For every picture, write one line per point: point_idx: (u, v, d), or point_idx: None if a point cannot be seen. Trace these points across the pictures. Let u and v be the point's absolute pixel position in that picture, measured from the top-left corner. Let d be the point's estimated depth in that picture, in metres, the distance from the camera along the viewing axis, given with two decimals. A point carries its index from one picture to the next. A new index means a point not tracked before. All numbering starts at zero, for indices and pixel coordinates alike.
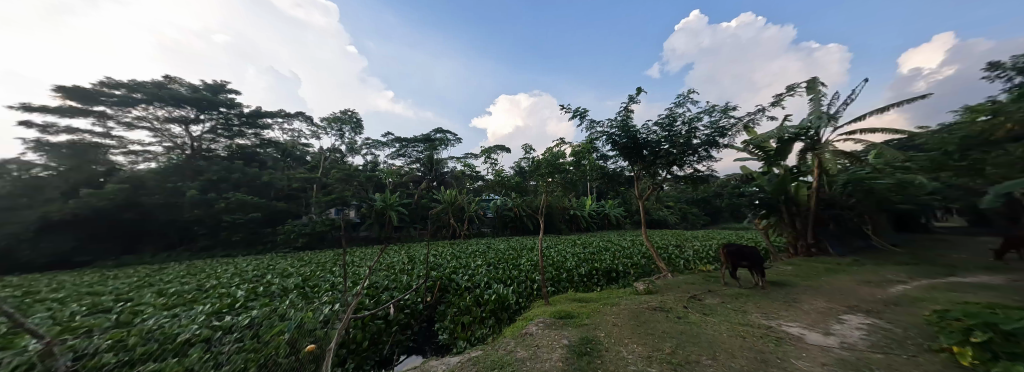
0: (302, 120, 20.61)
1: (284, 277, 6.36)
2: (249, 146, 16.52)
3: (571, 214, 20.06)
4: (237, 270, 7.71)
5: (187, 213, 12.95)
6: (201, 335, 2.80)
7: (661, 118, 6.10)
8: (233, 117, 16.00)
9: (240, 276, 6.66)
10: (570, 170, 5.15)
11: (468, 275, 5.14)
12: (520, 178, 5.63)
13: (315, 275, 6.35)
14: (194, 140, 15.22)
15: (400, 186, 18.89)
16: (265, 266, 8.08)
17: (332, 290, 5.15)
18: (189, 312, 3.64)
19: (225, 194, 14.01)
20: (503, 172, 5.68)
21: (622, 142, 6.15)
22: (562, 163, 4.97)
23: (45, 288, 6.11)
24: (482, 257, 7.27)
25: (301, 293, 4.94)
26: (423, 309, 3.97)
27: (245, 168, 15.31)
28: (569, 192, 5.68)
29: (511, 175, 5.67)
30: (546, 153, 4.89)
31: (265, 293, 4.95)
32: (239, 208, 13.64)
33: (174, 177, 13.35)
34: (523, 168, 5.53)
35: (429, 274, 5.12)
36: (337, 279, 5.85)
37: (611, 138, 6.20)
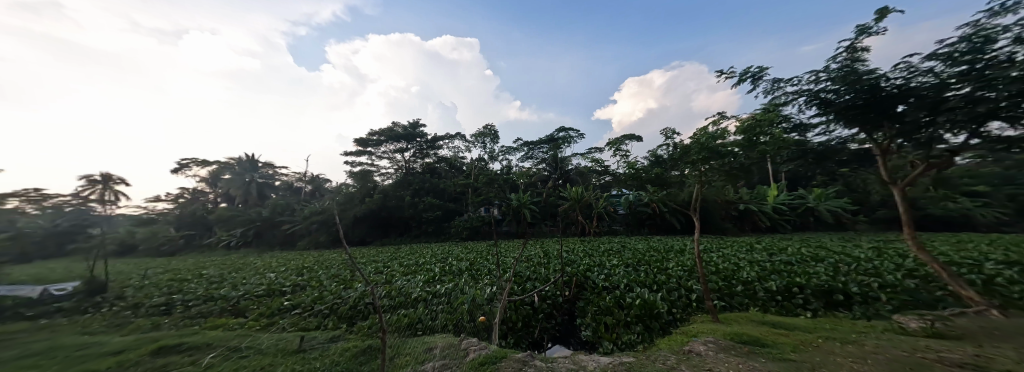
0: (460, 139, 25.74)
1: (457, 260, 8.20)
2: (433, 163, 21.81)
3: (738, 208, 15.79)
4: (432, 253, 10.55)
5: (402, 212, 18.55)
6: (419, 299, 4.78)
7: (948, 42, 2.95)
8: (421, 144, 21.86)
9: (434, 257, 9.16)
10: (736, 154, 3.94)
11: (604, 274, 4.91)
12: (659, 169, 4.87)
13: (476, 260, 7.86)
14: (406, 162, 21.67)
15: (531, 186, 20.29)
16: (446, 251, 10.63)
17: (490, 275, 6.15)
18: (414, 280, 5.94)
19: (421, 198, 19.30)
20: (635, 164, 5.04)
21: (840, 100, 3.62)
22: (724, 145, 3.87)
23: (350, 258, 10.41)
24: (617, 257, 6.83)
25: (471, 275, 6.23)
26: (563, 302, 4.03)
27: (428, 179, 20.54)
28: (736, 182, 4.50)
29: (647, 167, 4.95)
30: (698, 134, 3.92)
31: (450, 271, 6.73)
32: (429, 208, 18.52)
33: (398, 188, 19.42)
34: (660, 158, 4.80)
35: (565, 269, 5.25)
36: (493, 266, 6.99)
37: (812, 98, 3.87)
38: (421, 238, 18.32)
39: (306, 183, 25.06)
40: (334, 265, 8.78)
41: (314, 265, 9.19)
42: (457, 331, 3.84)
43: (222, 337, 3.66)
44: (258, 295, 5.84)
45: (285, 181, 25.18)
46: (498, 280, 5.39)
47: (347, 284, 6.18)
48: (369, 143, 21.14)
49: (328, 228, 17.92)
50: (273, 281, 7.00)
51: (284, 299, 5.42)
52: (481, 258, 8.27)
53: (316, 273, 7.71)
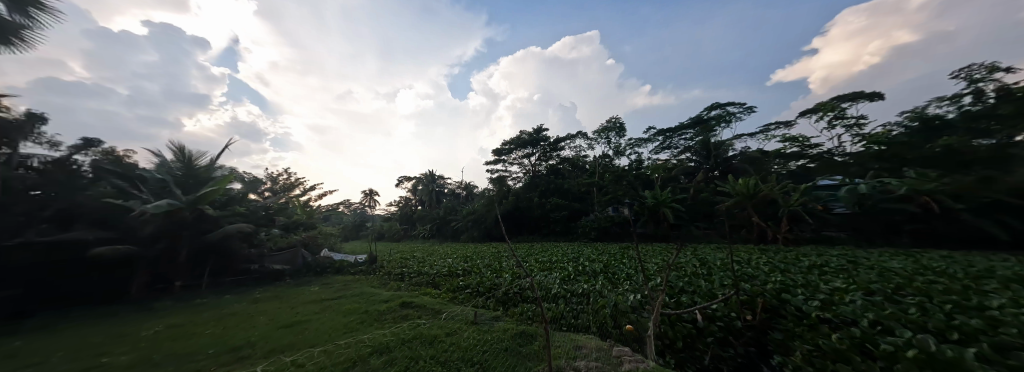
0: (582, 136, 25.25)
1: (590, 261, 7.89)
2: (557, 164, 22.34)
3: None
4: (563, 251, 10.71)
5: (532, 212, 19.81)
6: (559, 294, 5.00)
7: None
8: (546, 147, 22.81)
9: (566, 256, 9.26)
10: None
11: (815, 294, 3.11)
12: None
13: (611, 262, 7.26)
14: (533, 165, 23.09)
15: (672, 180, 17.13)
16: (577, 251, 10.46)
17: (630, 279, 5.47)
18: (551, 276, 6.23)
19: (548, 198, 20.06)
20: None
21: None
22: None
23: (494, 252, 12.03)
24: (844, 274, 4.42)
25: (608, 278, 5.76)
26: (742, 325, 2.83)
27: (554, 180, 21.12)
28: None
29: None
30: None
31: (585, 271, 6.55)
32: (556, 208, 18.96)
33: (527, 189, 20.92)
34: None
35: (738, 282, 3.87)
36: (632, 270, 6.24)
37: None
38: (550, 237, 18.98)
39: (462, 190, 31.26)
40: (484, 257, 10.37)
41: (468, 256, 11.20)
42: (601, 334, 3.70)
43: (429, 307, 5.18)
44: (441, 275, 7.84)
45: (449, 189, 32.37)
46: (644, 285, 4.66)
47: (498, 272, 7.27)
48: (503, 152, 23.91)
49: (477, 225, 21.65)
50: (450, 265, 9.10)
51: (458, 280, 7.02)
52: (616, 260, 7.53)
53: (474, 262, 9.40)
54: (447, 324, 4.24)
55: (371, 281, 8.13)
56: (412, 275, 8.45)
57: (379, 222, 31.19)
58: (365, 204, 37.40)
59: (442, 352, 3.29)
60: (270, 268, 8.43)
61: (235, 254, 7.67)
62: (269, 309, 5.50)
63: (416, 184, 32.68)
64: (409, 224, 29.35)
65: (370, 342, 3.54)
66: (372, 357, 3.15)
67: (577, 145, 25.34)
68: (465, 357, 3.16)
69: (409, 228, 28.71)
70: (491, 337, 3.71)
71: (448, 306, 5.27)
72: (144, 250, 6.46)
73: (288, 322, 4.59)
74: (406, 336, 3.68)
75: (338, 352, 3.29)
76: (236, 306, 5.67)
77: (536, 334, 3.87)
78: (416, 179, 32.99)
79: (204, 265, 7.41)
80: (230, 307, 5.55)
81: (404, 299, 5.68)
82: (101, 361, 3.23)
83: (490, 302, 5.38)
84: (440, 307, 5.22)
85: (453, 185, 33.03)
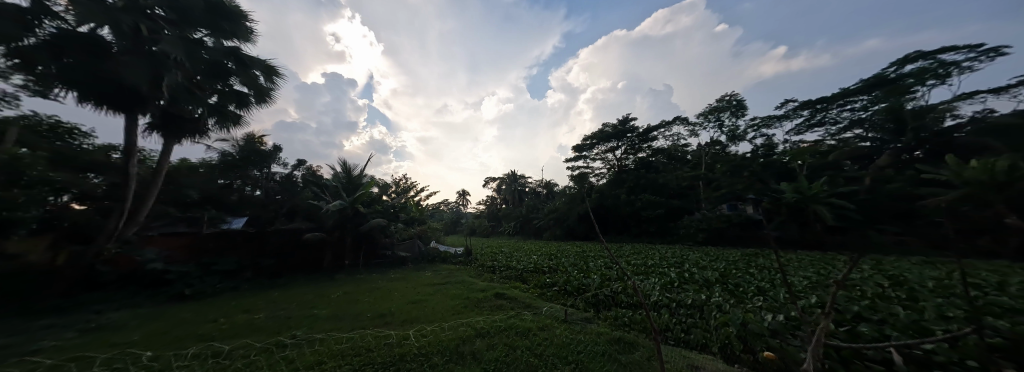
0: (681, 123, 21.87)
1: (701, 268, 6.59)
2: (647, 157, 20.09)
3: None
4: (661, 255, 9.38)
5: (621, 210, 17.99)
6: (661, 303, 4.42)
7: None
8: (634, 138, 20.64)
9: (665, 260, 8.09)
10: None
11: None
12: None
13: (731, 272, 5.86)
14: (618, 160, 21.05)
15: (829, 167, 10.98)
16: (678, 255, 8.93)
17: (763, 294, 4.32)
18: (649, 281, 5.58)
19: (638, 195, 18.02)
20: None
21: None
22: None
23: (577, 252, 11.55)
24: None
25: (727, 290, 4.73)
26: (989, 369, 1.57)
27: (646, 174, 18.87)
28: None
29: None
30: None
31: (693, 279, 5.57)
32: (650, 206, 16.81)
33: (614, 186, 19.28)
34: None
35: (986, 306, 2.31)
36: (764, 283, 4.93)
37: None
38: (643, 238, 16.88)
39: (545, 188, 31.50)
40: (569, 256, 10.12)
41: (551, 255, 11.15)
42: (725, 358, 3.08)
43: (520, 300, 5.40)
44: (529, 271, 8.06)
45: (531, 188, 33.19)
46: (787, 303, 3.59)
47: (585, 272, 6.97)
48: (584, 148, 22.60)
49: (560, 224, 21.39)
50: (536, 261, 9.26)
51: (545, 277, 7.07)
52: (738, 269, 6.09)
53: (559, 260, 9.29)
54: (539, 318, 4.33)
55: (468, 272, 9.04)
56: (501, 269, 9.01)
57: (471, 219, 34.43)
58: (459, 203, 41.97)
59: (537, 345, 3.38)
60: (398, 254, 10.42)
61: (377, 242, 9.88)
62: (401, 286, 6.89)
63: (500, 183, 34.48)
64: (496, 221, 31.35)
65: (472, 325, 3.94)
66: (476, 339, 3.50)
67: (674, 133, 22.10)
68: (559, 354, 3.16)
69: (497, 225, 30.66)
70: (586, 338, 3.57)
71: (538, 301, 5.37)
72: (328, 235, 8.91)
73: (410, 300, 5.56)
74: (502, 324, 3.93)
75: (448, 330, 3.78)
76: (372, 283, 7.26)
77: (637, 343, 3.53)
78: (500, 180, 34.85)
79: (360, 249, 9.72)
80: (368, 284, 7.14)
81: (497, 290, 6.09)
82: (309, 313, 4.79)
83: (579, 302, 5.21)
84: (531, 301, 5.37)
85: (534, 184, 33.73)
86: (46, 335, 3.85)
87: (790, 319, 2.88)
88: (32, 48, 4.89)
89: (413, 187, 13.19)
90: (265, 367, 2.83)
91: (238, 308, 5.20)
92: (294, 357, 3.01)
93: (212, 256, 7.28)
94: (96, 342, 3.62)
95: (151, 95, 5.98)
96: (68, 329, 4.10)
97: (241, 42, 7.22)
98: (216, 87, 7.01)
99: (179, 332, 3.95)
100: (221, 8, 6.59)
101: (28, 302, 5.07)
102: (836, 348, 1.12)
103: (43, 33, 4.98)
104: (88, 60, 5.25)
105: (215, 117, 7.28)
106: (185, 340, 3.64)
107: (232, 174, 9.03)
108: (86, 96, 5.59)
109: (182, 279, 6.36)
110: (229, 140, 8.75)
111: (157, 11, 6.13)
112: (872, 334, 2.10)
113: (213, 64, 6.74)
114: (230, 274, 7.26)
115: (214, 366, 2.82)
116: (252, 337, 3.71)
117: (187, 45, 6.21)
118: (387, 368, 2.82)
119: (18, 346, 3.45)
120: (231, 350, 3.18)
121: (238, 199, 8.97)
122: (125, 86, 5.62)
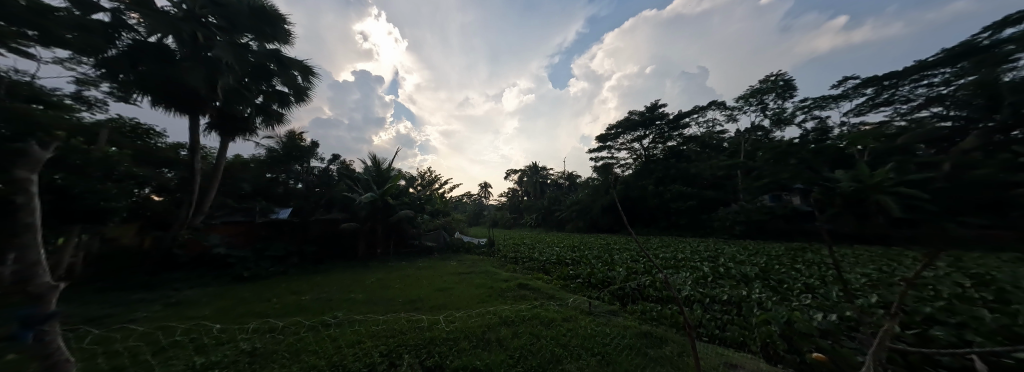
0: (716, 108, 20.50)
1: (738, 263, 6.19)
2: (677, 146, 19.13)
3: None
4: (692, 248, 8.91)
5: (648, 202, 17.33)
6: (693, 298, 4.21)
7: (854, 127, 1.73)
8: (663, 126, 19.61)
9: (698, 254, 7.68)
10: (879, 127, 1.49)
11: None
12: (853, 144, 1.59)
13: (773, 268, 5.42)
14: (645, 149, 20.21)
15: None
16: (713, 249, 8.45)
17: (813, 291, 3.94)
18: (680, 275, 5.35)
19: (667, 186, 17.20)
20: (891, 132, 1.50)
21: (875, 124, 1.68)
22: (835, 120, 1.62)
23: (603, 245, 11.32)
24: None
25: (769, 286, 4.38)
26: None
27: (676, 164, 17.94)
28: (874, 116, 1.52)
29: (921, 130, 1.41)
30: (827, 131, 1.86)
31: (730, 275, 5.22)
32: (680, 197, 16.01)
33: (641, 177, 18.57)
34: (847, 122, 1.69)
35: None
36: (814, 280, 4.47)
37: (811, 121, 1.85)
38: (672, 231, 15.95)
39: (567, 180, 31.08)
40: (593, 249, 9.96)
41: (574, 246, 11.06)
42: (767, 357, 2.93)
43: (544, 292, 5.41)
44: (551, 263, 8.04)
45: (552, 180, 32.89)
46: (841, 301, 3.24)
47: (610, 265, 6.83)
48: (607, 138, 21.76)
49: (584, 215, 21.05)
50: (559, 253, 9.23)
51: (568, 269, 7.02)
52: (782, 264, 5.56)
53: (582, 252, 9.15)
54: (564, 309, 4.31)
55: (491, 262, 9.19)
56: (523, 260, 9.06)
57: (494, 211, 34.82)
58: (483, 196, 42.90)
59: (561, 336, 3.37)
60: (425, 244, 10.77)
61: (406, 232, 10.32)
62: (430, 274, 7.22)
63: (522, 176, 34.55)
64: (519, 213, 31.54)
65: (497, 313, 4.02)
66: (499, 327, 3.56)
67: (707, 119, 20.70)
68: (584, 346, 3.15)
69: (519, 217, 30.70)
70: (612, 331, 3.52)
71: (562, 293, 5.36)
72: (361, 226, 9.33)
73: (437, 287, 5.78)
74: (526, 313, 3.97)
75: (474, 318, 3.86)
76: (402, 271, 7.61)
77: (667, 339, 3.42)
78: (521, 172, 34.70)
79: (390, 238, 10.14)
80: (397, 272, 7.51)
81: (521, 281, 6.14)
82: (348, 295, 5.20)
83: (604, 295, 5.10)
84: (554, 292, 5.35)
85: (556, 175, 33.41)
86: (140, 307, 4.50)
87: (848, 319, 2.60)
88: (114, 59, 5.52)
89: (438, 179, 13.55)
90: (312, 342, 3.09)
91: (289, 289, 5.77)
92: (337, 336, 3.26)
93: (264, 243, 8.04)
94: (176, 314, 4.17)
95: (209, 97, 6.61)
96: (155, 302, 4.76)
97: (282, 44, 7.73)
98: (262, 87, 7.60)
99: (241, 309, 4.44)
100: (264, 13, 7.06)
101: (125, 279, 5.95)
102: (900, 352, 1.08)
103: (122, 45, 5.65)
104: (158, 68, 5.90)
105: (261, 115, 7.91)
106: (246, 316, 4.10)
107: (278, 168, 9.80)
108: (158, 100, 6.29)
109: (241, 262, 7.09)
110: (273, 136, 9.43)
111: (209, 19, 6.72)
112: (948, 340, 1.88)
113: (258, 67, 7.32)
114: (279, 259, 7.97)
115: (270, 340, 3.14)
116: (301, 315, 4.10)
117: (235, 49, 6.78)
118: (419, 351, 2.97)
119: (120, 315, 4.06)
120: (284, 327, 3.53)
121: (284, 191, 9.79)
122: (188, 90, 6.28)
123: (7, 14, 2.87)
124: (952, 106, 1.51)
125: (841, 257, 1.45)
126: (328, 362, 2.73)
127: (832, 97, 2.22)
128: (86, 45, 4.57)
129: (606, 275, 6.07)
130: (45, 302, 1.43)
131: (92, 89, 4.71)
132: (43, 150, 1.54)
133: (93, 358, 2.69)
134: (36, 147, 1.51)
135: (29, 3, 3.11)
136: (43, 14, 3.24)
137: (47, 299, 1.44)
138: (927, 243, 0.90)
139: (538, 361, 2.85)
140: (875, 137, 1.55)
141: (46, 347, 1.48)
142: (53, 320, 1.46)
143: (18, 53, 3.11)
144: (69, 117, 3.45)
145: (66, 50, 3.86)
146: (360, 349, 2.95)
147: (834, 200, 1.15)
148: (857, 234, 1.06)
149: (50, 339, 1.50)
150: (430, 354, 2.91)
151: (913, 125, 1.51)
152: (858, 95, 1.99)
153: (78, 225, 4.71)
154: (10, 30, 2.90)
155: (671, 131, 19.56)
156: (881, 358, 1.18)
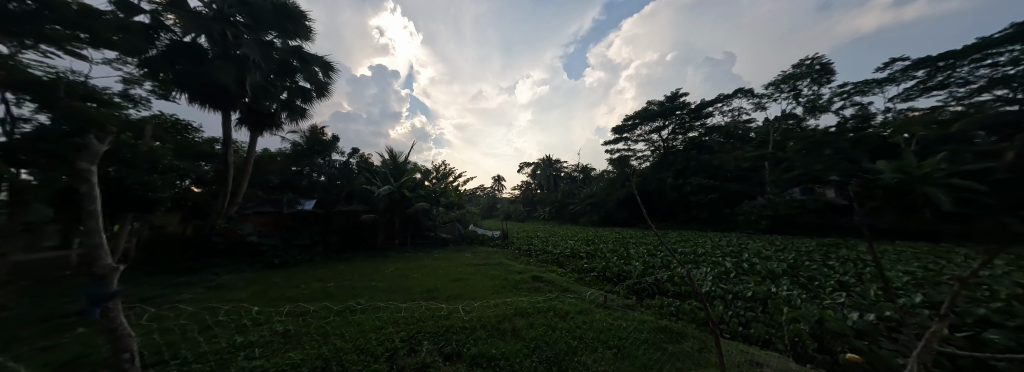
0: (742, 97, 19.44)
1: (764, 259, 5.91)
2: (699, 136, 18.37)
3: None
4: (715, 243, 8.58)
5: (667, 195, 16.86)
6: (714, 294, 4.07)
7: (895, 109, 1.53)
8: (684, 116, 18.79)
9: (721, 249, 7.40)
10: (924, 107, 1.34)
11: None
12: (895, 121, 1.40)
13: (803, 264, 5.13)
14: (664, 141, 19.52)
15: None
16: (738, 244, 8.10)
17: (848, 289, 3.72)
18: (700, 270, 5.19)
19: (687, 179, 16.66)
20: (938, 104, 1.31)
21: (920, 100, 1.48)
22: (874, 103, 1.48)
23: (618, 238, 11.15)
24: None
25: (797, 283, 4.16)
26: None
27: (698, 156, 17.34)
28: (921, 102, 1.37)
29: (970, 100, 1.22)
30: (862, 110, 1.70)
31: (754, 271, 5.02)
32: (701, 190, 15.51)
33: (660, 169, 18.04)
34: (890, 103, 1.51)
35: None
36: (849, 278, 4.20)
37: (852, 104, 1.68)
38: (692, 225, 15.51)
39: (581, 172, 30.75)
40: (609, 243, 9.78)
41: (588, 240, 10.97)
42: (795, 357, 2.80)
43: (558, 284, 5.41)
44: (566, 256, 8.02)
45: (566, 172, 32.49)
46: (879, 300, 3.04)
47: (626, 259, 6.74)
48: (624, 129, 21.15)
49: (599, 209, 20.79)
50: (573, 246, 9.17)
51: (582, 262, 6.98)
52: (813, 261, 5.21)
53: (597, 246, 9.04)
54: (579, 302, 4.30)
55: (505, 254, 9.31)
56: (538, 253, 9.09)
57: (507, 204, 35.03)
58: (497, 189, 43.24)
59: (577, 328, 3.37)
60: (441, 236, 10.97)
61: (423, 223, 10.57)
62: (445, 264, 7.41)
63: (535, 168, 34.56)
64: (532, 206, 31.63)
65: (514, 304, 4.05)
66: (515, 317, 3.59)
67: (733, 108, 19.66)
68: (599, 338, 3.15)
69: (533, 209, 30.66)
70: (628, 325, 3.47)
71: (577, 286, 5.33)
72: (380, 217, 9.64)
73: (452, 278, 5.89)
74: (542, 305, 3.99)
75: (491, 308, 3.92)
76: (419, 262, 7.80)
77: (687, 334, 3.35)
78: (535, 164, 34.56)
79: (408, 229, 10.42)
80: (416, 262, 7.74)
81: (534, 274, 6.17)
82: (370, 283, 5.41)
83: (621, 288, 5.05)
84: (569, 285, 5.36)
85: (571, 168, 32.94)
86: (186, 289, 4.89)
87: (887, 319, 2.42)
88: (154, 58, 5.85)
89: (452, 172, 13.69)
90: (340, 327, 3.25)
91: (316, 276, 6.09)
92: (362, 321, 3.40)
93: (292, 232, 8.50)
94: (217, 297, 4.52)
95: (239, 93, 6.96)
96: (199, 285, 5.15)
97: (303, 40, 7.90)
98: (286, 84, 7.87)
99: (273, 293, 4.76)
100: (286, 10, 7.25)
101: (171, 264, 6.49)
102: (951, 355, 1.00)
103: (160, 45, 6.00)
104: (193, 66, 6.26)
105: (286, 111, 8.22)
106: (279, 300, 4.36)
107: (303, 162, 10.25)
108: (195, 96, 6.68)
109: (272, 250, 7.52)
110: (297, 131, 9.79)
111: (238, 18, 7.02)
112: (1006, 345, 1.72)
113: (282, 63, 7.58)
114: (306, 248, 8.40)
115: (302, 323, 3.33)
116: (328, 301, 4.30)
117: (261, 47, 7.06)
118: (437, 338, 3.06)
119: (169, 296, 4.44)
120: (314, 311, 3.73)
121: (308, 183, 10.25)
122: (220, 86, 6.61)
123: (61, 18, 3.06)
124: (1009, 69, 1.28)
125: (884, 253, 1.33)
126: (354, 344, 2.87)
127: (877, 81, 2.02)
128: (131, 45, 4.82)
129: (621, 268, 6.00)
130: (108, 282, 1.58)
131: (137, 88, 5.03)
132: (99, 142, 1.65)
133: (150, 334, 2.98)
134: (94, 140, 1.62)
135: (80, 7, 3.33)
136: (94, 17, 3.48)
137: (110, 279, 1.58)
138: (987, 240, 0.81)
139: (554, 352, 2.88)
140: (907, 114, 1.39)
141: (111, 323, 1.63)
142: (117, 299, 1.60)
143: (73, 55, 3.36)
144: (118, 115, 3.71)
145: (114, 52, 4.12)
146: (384, 335, 3.08)
147: (875, 193, 1.04)
148: (904, 229, 0.96)
149: (115, 315, 1.65)
150: (448, 342, 3.00)
151: (961, 97, 1.31)
152: (908, 78, 1.80)
153: (130, 214, 5.14)
154: (63, 34, 3.08)
155: (692, 121, 18.73)
156: (927, 361, 1.11)
